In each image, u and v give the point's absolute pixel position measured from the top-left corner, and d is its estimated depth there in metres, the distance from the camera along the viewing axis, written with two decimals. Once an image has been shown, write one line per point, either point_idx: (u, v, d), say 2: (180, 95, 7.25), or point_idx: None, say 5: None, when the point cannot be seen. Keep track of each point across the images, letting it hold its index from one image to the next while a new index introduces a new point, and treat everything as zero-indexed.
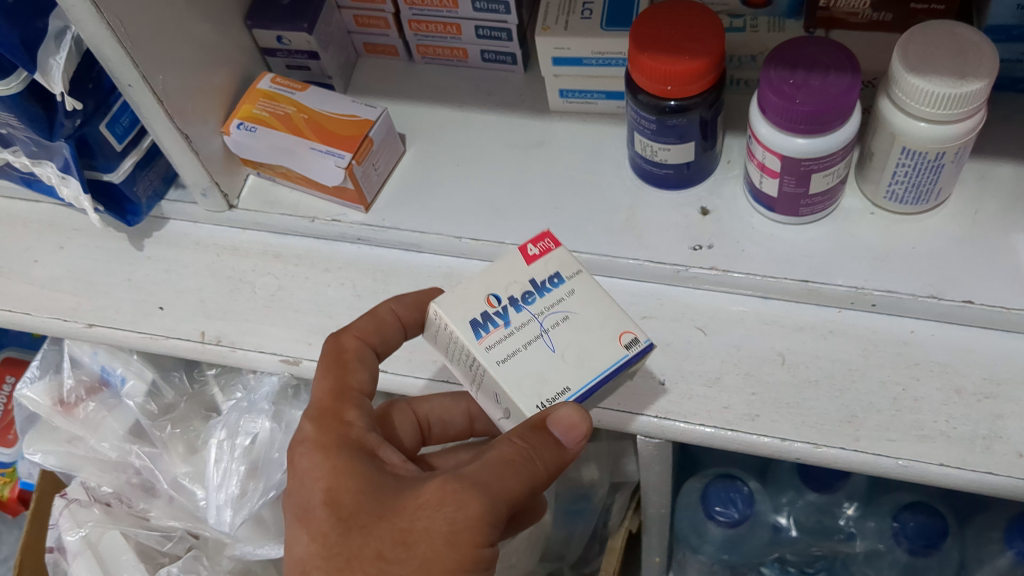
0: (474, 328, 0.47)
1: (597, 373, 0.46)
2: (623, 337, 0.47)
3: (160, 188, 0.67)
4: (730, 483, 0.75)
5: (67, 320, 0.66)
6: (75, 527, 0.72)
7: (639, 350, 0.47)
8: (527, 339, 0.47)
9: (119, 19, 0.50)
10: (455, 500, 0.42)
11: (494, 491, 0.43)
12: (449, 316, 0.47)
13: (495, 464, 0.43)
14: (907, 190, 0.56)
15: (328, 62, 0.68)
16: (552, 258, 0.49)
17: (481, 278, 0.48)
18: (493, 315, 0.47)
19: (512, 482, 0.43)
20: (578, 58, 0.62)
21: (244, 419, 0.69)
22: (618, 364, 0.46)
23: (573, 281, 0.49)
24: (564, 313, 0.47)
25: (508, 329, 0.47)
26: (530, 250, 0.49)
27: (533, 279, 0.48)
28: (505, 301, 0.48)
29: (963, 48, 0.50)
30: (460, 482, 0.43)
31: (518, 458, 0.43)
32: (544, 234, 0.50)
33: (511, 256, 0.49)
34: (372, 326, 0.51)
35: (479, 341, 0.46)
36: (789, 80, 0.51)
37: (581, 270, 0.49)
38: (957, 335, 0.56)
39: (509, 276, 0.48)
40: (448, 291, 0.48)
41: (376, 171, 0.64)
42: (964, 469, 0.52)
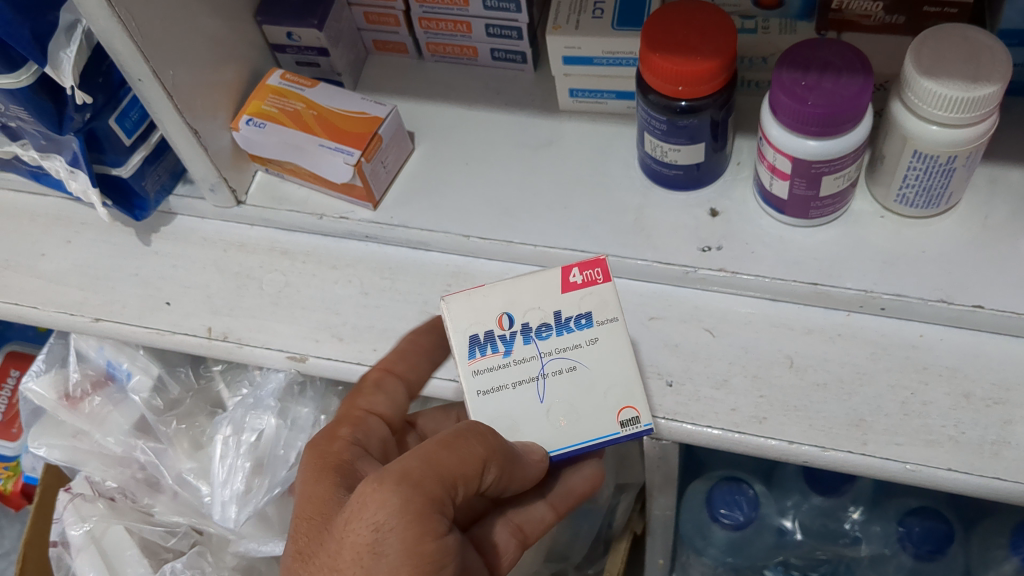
0: (472, 345, 0.49)
1: (579, 440, 0.49)
2: (622, 413, 0.50)
3: (169, 183, 0.67)
4: (735, 485, 0.75)
5: (74, 314, 0.66)
6: (79, 521, 0.72)
7: (632, 431, 0.49)
8: (520, 378, 0.49)
9: (130, 13, 0.50)
10: (379, 496, 0.41)
11: (421, 480, 0.42)
12: (455, 324, 0.49)
13: (422, 458, 0.43)
14: (917, 194, 0.56)
15: (337, 58, 0.68)
16: (589, 293, 0.50)
17: (506, 291, 0.50)
18: (497, 339, 0.49)
19: (441, 468, 0.43)
20: (589, 57, 0.62)
21: (250, 416, 0.68)
22: (606, 438, 0.49)
23: (599, 329, 0.50)
24: (573, 363, 0.50)
25: (504, 359, 0.49)
26: (572, 276, 0.50)
27: (557, 313, 0.50)
28: (516, 326, 0.49)
29: (976, 52, 0.49)
30: (381, 479, 0.41)
31: (447, 445, 0.44)
32: (597, 261, 0.50)
33: (547, 281, 0.50)
34: (402, 352, 0.54)
35: (470, 361, 0.49)
36: (801, 82, 0.51)
37: (618, 318, 0.50)
38: (967, 340, 0.56)
39: (537, 302, 0.50)
40: (466, 295, 0.50)
41: (385, 169, 0.64)
42: (972, 474, 0.51)
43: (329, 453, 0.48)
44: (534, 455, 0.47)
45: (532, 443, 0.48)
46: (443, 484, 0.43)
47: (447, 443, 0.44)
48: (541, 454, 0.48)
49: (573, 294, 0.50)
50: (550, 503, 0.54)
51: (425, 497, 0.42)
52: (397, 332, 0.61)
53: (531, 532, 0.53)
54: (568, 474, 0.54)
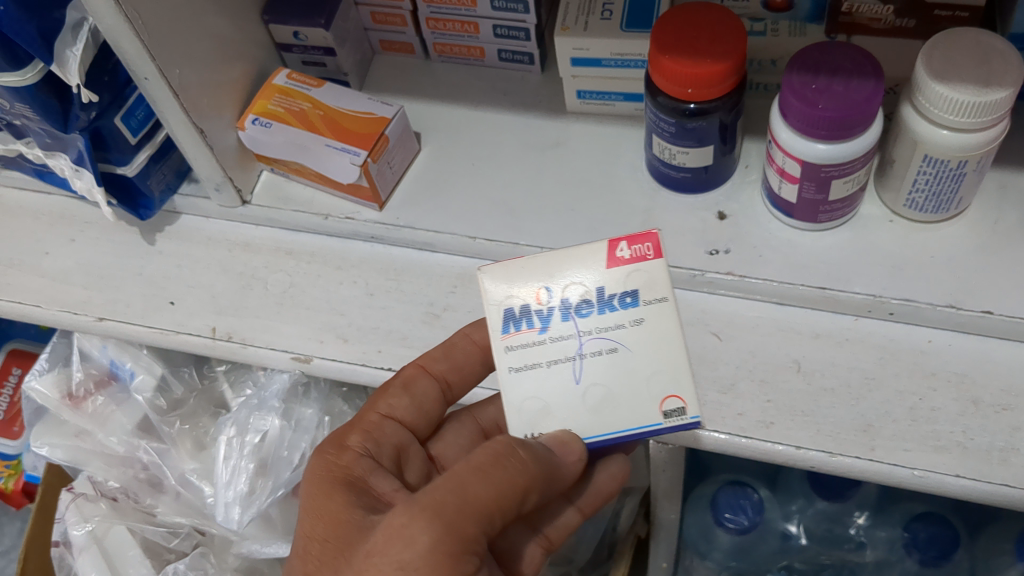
0: (507, 319, 0.47)
1: (614, 428, 0.47)
2: (666, 403, 0.46)
3: (173, 182, 0.66)
4: (739, 488, 0.76)
5: (77, 313, 0.66)
6: (81, 521, 0.71)
7: (676, 423, 0.46)
8: (556, 356, 0.47)
9: (136, 11, 0.50)
10: (408, 535, 0.40)
11: (454, 518, 0.41)
12: (491, 295, 0.48)
13: (457, 491, 0.42)
14: (927, 198, 0.56)
15: (344, 58, 0.68)
16: (635, 270, 0.47)
17: (547, 263, 0.47)
18: (533, 315, 0.47)
19: (476, 502, 0.42)
20: (597, 58, 0.61)
21: (253, 417, 0.68)
22: (645, 429, 0.46)
23: (645, 309, 0.47)
24: (614, 344, 0.47)
25: (540, 336, 0.47)
26: (621, 250, 0.47)
27: (601, 289, 0.47)
28: (555, 302, 0.47)
29: (988, 56, 0.49)
30: (412, 515, 0.41)
31: (488, 469, 0.42)
32: (646, 236, 0.47)
33: (593, 254, 0.47)
34: (442, 352, 0.53)
35: (504, 335, 0.47)
36: (811, 85, 0.51)
37: (667, 298, 0.47)
38: (975, 346, 0.56)
39: (580, 276, 0.47)
40: (504, 265, 0.48)
41: (391, 169, 0.64)
42: (981, 481, 0.51)
43: (338, 465, 0.48)
44: (572, 457, 0.45)
45: (566, 437, 0.46)
46: (478, 520, 0.41)
47: (485, 472, 0.42)
48: (581, 454, 0.46)
49: (619, 269, 0.47)
50: (578, 507, 0.53)
51: (457, 537, 0.41)
52: (403, 334, 0.61)
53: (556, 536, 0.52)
54: (595, 478, 0.54)
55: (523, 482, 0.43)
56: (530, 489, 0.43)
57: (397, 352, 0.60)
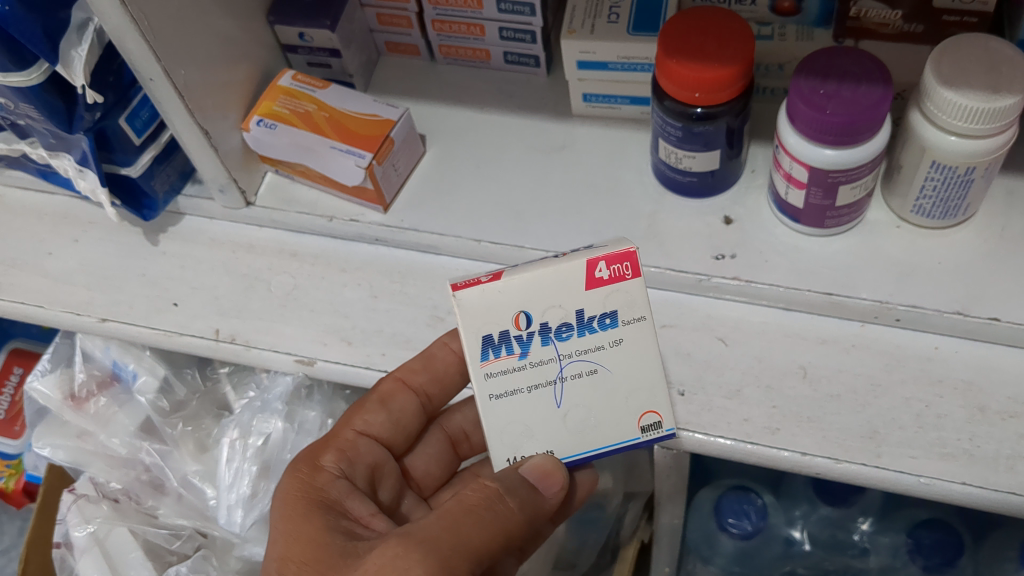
0: (486, 346, 0.46)
1: (595, 447, 0.47)
2: (644, 418, 0.47)
3: (178, 183, 0.66)
4: (743, 493, 0.76)
5: (80, 313, 0.66)
6: (82, 523, 0.70)
7: (653, 436, 0.48)
8: (537, 381, 0.47)
9: (142, 11, 0.49)
10: (403, 568, 0.41)
11: (449, 556, 0.42)
12: (466, 324, 0.46)
13: (450, 530, 0.43)
14: (935, 204, 0.56)
15: (349, 60, 0.68)
16: (615, 290, 0.46)
17: (525, 287, 0.46)
18: (512, 341, 0.46)
19: (468, 542, 0.43)
20: (603, 62, 0.61)
21: (256, 419, 0.68)
22: (625, 443, 0.47)
23: (624, 328, 0.47)
24: (594, 366, 0.47)
25: (520, 361, 0.47)
26: (600, 271, 0.46)
27: (581, 312, 0.46)
28: (534, 327, 0.46)
29: (997, 61, 0.49)
30: (406, 548, 0.42)
31: (479, 507, 0.44)
32: (625, 255, 0.46)
33: (571, 276, 0.46)
34: (421, 365, 0.53)
35: (483, 363, 0.46)
36: (819, 90, 0.50)
37: (646, 317, 0.46)
38: (983, 353, 0.55)
39: (558, 298, 0.46)
40: (478, 291, 0.46)
41: (396, 171, 0.64)
42: (987, 489, 0.51)
43: (314, 487, 0.49)
44: (554, 487, 0.45)
45: (546, 464, 0.46)
46: (470, 560, 0.43)
47: (476, 513, 0.44)
48: (564, 484, 0.46)
49: (598, 290, 0.46)
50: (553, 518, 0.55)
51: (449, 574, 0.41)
52: (407, 337, 0.60)
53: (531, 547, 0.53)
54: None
55: (510, 524, 0.44)
56: (514, 531, 0.45)
57: (401, 356, 0.60)
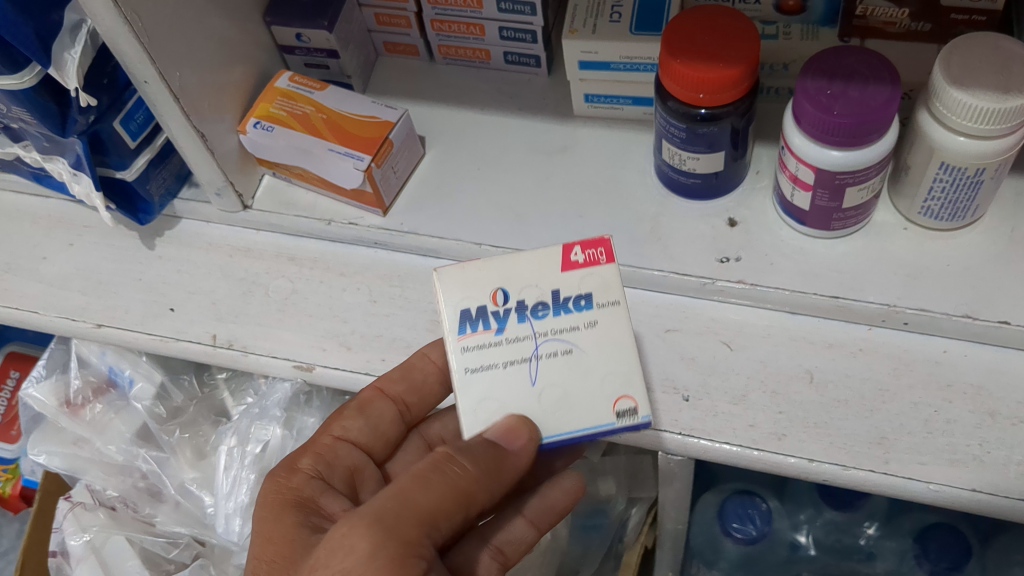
0: (463, 319, 0.46)
1: (567, 430, 0.45)
2: (618, 403, 0.46)
3: (174, 187, 0.65)
4: (748, 498, 0.75)
5: (76, 319, 0.65)
6: (78, 531, 0.69)
7: (628, 423, 0.46)
8: (512, 357, 0.46)
9: (136, 13, 0.48)
10: (348, 542, 0.40)
11: (396, 524, 0.41)
12: (445, 297, 0.46)
13: (396, 497, 0.42)
14: (943, 206, 0.55)
15: (348, 60, 0.67)
16: (590, 273, 0.47)
17: (502, 265, 0.47)
18: (489, 316, 0.46)
19: (414, 508, 0.42)
20: (606, 61, 0.60)
21: (255, 426, 0.68)
22: (600, 428, 0.45)
23: (599, 311, 0.46)
24: (569, 346, 0.46)
25: (497, 337, 0.46)
26: (576, 253, 0.47)
27: (556, 291, 0.46)
28: (512, 304, 0.46)
29: (1007, 61, 0.48)
30: (352, 525, 0.41)
31: (427, 474, 0.43)
32: (600, 241, 0.47)
33: (547, 256, 0.47)
34: (400, 374, 0.53)
35: (459, 336, 0.46)
36: (826, 90, 0.49)
37: (620, 302, 0.46)
38: (992, 357, 0.54)
39: (535, 278, 0.46)
40: (457, 267, 0.47)
41: (395, 174, 0.63)
42: (998, 495, 0.50)
43: (288, 489, 0.47)
44: (518, 440, 0.44)
45: (516, 424, 0.44)
46: (421, 526, 0.42)
47: (424, 480, 0.43)
48: (529, 437, 0.44)
49: (573, 273, 0.47)
50: (532, 521, 0.52)
51: (398, 540, 0.41)
52: (407, 342, 0.60)
53: (512, 553, 0.51)
54: (545, 489, 0.53)
55: (465, 485, 0.43)
56: (473, 491, 0.44)
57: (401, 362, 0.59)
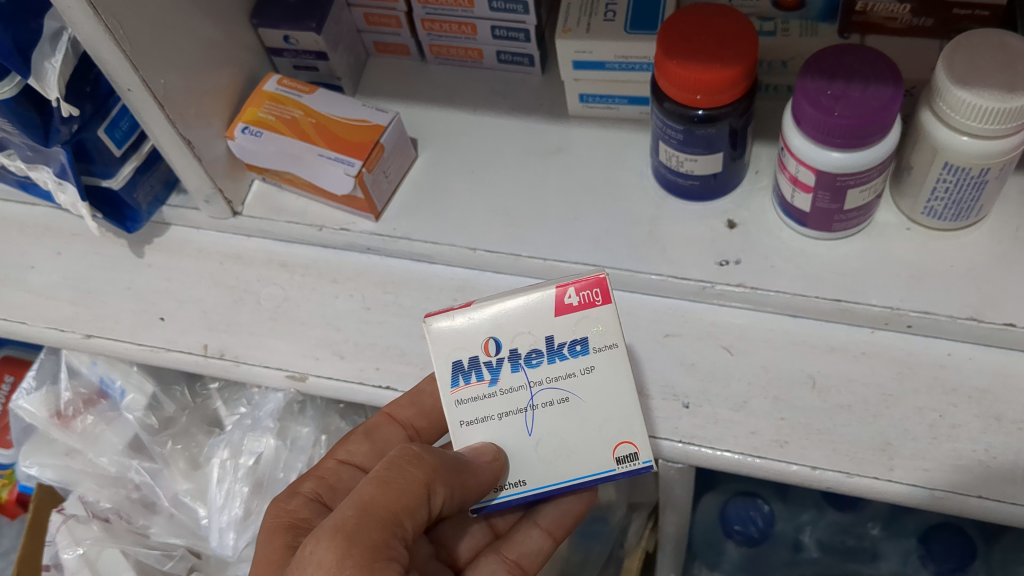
0: (456, 372, 0.46)
1: (567, 478, 0.46)
2: (618, 449, 0.46)
3: (162, 194, 0.64)
4: (749, 501, 0.78)
5: (64, 330, 0.64)
6: (72, 545, 0.68)
7: (628, 469, 0.46)
8: (507, 409, 0.46)
9: (117, 21, 0.47)
10: (317, 556, 0.40)
11: (359, 530, 0.40)
12: (437, 350, 0.46)
13: (357, 503, 0.42)
14: (947, 206, 0.53)
15: (337, 62, 0.65)
16: (585, 316, 0.45)
17: (492, 313, 0.46)
18: (482, 367, 0.46)
19: (377, 510, 0.41)
20: (600, 61, 0.58)
21: (247, 438, 0.67)
22: (599, 475, 0.46)
23: (595, 356, 0.46)
24: (565, 394, 0.46)
25: (491, 388, 0.46)
26: (569, 297, 0.45)
27: (551, 339, 0.45)
28: (504, 353, 0.46)
29: (1012, 58, 0.47)
30: (318, 539, 0.41)
31: (385, 475, 0.43)
32: (595, 281, 0.46)
33: (541, 302, 0.45)
34: (409, 399, 0.53)
35: (453, 390, 0.46)
36: (826, 91, 0.48)
37: (618, 344, 0.45)
38: (997, 360, 0.53)
39: (528, 324, 0.45)
40: (448, 318, 0.46)
41: (387, 178, 0.62)
42: (1004, 502, 0.49)
43: (286, 511, 0.48)
44: (484, 457, 0.44)
45: (482, 445, 0.45)
46: (384, 528, 0.41)
47: (383, 482, 0.42)
48: (494, 454, 0.45)
49: (568, 317, 0.46)
50: (546, 529, 0.52)
51: (363, 546, 0.40)
52: (402, 350, 0.58)
53: (530, 564, 0.52)
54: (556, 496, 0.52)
55: (424, 481, 0.43)
56: (434, 485, 0.43)
57: (395, 370, 0.58)
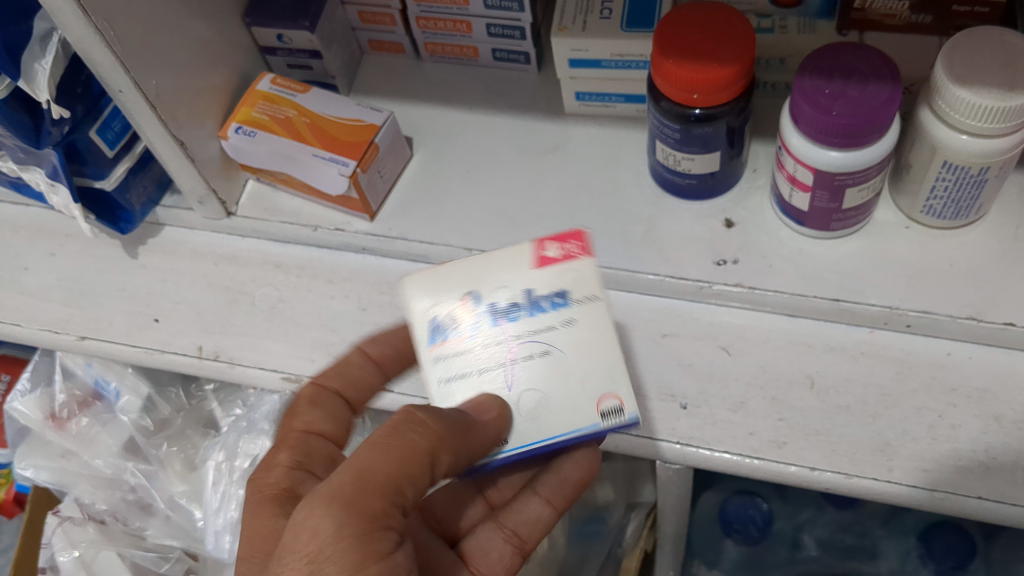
0: (434, 327, 0.45)
1: (552, 434, 0.44)
2: (603, 403, 0.44)
3: (155, 194, 0.63)
4: (748, 499, 0.80)
5: (59, 332, 0.63)
6: (68, 547, 0.69)
7: (614, 424, 0.43)
8: (486, 364, 0.45)
9: (109, 22, 0.47)
10: (311, 524, 0.38)
11: (358, 497, 0.39)
12: (414, 305, 0.46)
13: (356, 469, 0.40)
14: (945, 205, 0.53)
15: (331, 61, 0.65)
16: (564, 269, 0.45)
17: (471, 269, 0.46)
18: (460, 322, 0.45)
19: (376, 476, 0.39)
20: (596, 59, 0.58)
21: (243, 440, 0.68)
22: (584, 431, 0.43)
23: (576, 307, 0.45)
24: (547, 348, 0.45)
25: (469, 344, 0.45)
26: (547, 250, 0.45)
27: (529, 291, 0.45)
28: (482, 308, 0.45)
29: (1012, 56, 0.46)
30: (314, 505, 0.38)
31: (387, 439, 0.41)
32: (574, 235, 0.46)
33: (518, 255, 0.45)
34: (336, 370, 0.51)
35: (432, 346, 0.45)
36: (824, 89, 0.48)
37: (598, 297, 0.45)
38: (998, 359, 0.53)
39: (506, 280, 0.45)
40: (424, 275, 0.46)
41: (382, 178, 0.61)
42: (1005, 504, 0.49)
43: (268, 485, 0.45)
44: (489, 414, 0.42)
45: (483, 399, 0.43)
46: (383, 495, 0.39)
47: (384, 447, 0.40)
48: (500, 412, 0.43)
49: (547, 270, 0.45)
50: (546, 499, 0.51)
51: (363, 514, 0.38)
52: None
53: (530, 533, 0.51)
54: (557, 464, 0.51)
55: (427, 446, 0.41)
56: (436, 450, 0.41)
57: None
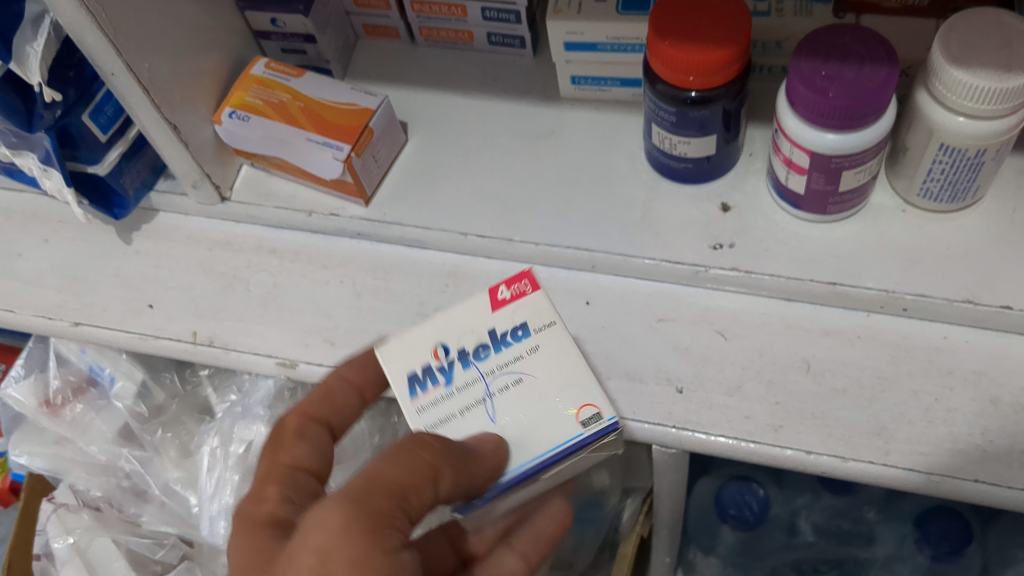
0: (412, 383, 0.45)
1: (540, 454, 0.43)
2: (583, 412, 0.44)
3: (149, 179, 0.63)
4: (744, 484, 0.78)
5: (53, 318, 0.63)
6: (62, 534, 0.70)
7: (596, 430, 0.43)
8: (466, 404, 0.44)
9: (101, 5, 0.46)
10: (321, 522, 0.37)
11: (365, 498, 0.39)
12: (390, 367, 0.46)
13: (365, 476, 0.40)
14: (942, 188, 0.53)
15: (326, 45, 0.64)
16: (520, 305, 0.46)
17: (436, 323, 0.46)
18: (436, 372, 0.45)
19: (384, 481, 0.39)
20: (592, 42, 0.58)
21: (238, 426, 0.67)
22: (569, 443, 0.43)
23: (540, 335, 0.45)
24: (519, 376, 0.45)
25: (447, 391, 0.45)
26: (502, 293, 0.46)
27: (494, 330, 0.46)
28: (453, 355, 0.45)
29: (1009, 38, 0.46)
30: (323, 505, 0.38)
31: (395, 450, 0.40)
32: (523, 273, 0.47)
33: (475, 304, 0.46)
34: (320, 395, 0.47)
35: (412, 400, 0.45)
36: (821, 72, 0.47)
37: (556, 322, 0.46)
38: (994, 343, 0.53)
39: (470, 325, 0.46)
40: (393, 340, 0.46)
41: (377, 163, 0.61)
42: (1001, 486, 0.49)
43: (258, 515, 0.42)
44: (488, 445, 0.42)
45: (482, 434, 0.43)
46: (389, 499, 0.39)
47: (391, 458, 0.40)
48: (498, 442, 0.42)
49: (506, 310, 0.46)
50: None
51: (369, 513, 0.38)
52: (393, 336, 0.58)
53: None
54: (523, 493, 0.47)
55: (432, 461, 0.40)
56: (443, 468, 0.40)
57: None
